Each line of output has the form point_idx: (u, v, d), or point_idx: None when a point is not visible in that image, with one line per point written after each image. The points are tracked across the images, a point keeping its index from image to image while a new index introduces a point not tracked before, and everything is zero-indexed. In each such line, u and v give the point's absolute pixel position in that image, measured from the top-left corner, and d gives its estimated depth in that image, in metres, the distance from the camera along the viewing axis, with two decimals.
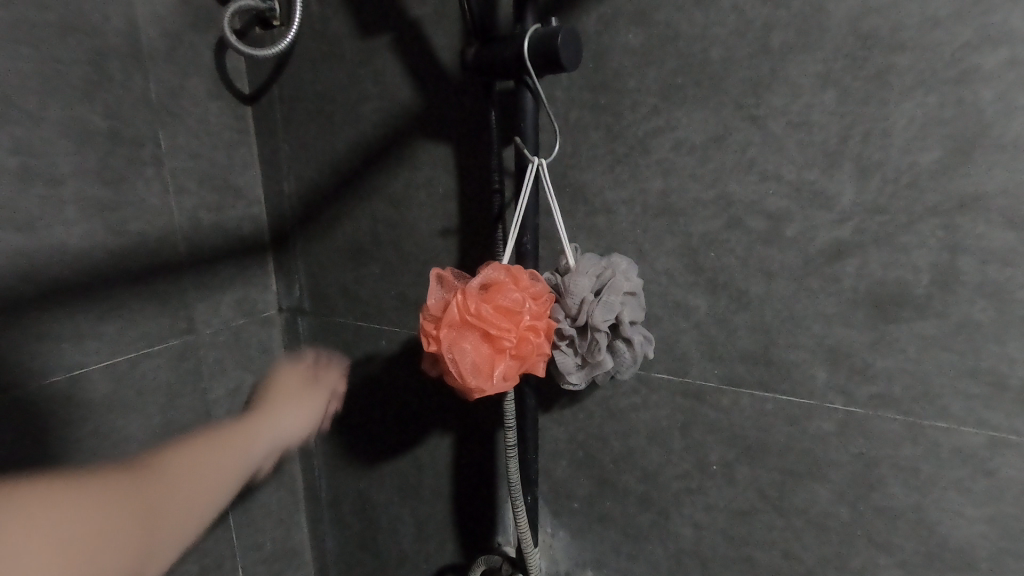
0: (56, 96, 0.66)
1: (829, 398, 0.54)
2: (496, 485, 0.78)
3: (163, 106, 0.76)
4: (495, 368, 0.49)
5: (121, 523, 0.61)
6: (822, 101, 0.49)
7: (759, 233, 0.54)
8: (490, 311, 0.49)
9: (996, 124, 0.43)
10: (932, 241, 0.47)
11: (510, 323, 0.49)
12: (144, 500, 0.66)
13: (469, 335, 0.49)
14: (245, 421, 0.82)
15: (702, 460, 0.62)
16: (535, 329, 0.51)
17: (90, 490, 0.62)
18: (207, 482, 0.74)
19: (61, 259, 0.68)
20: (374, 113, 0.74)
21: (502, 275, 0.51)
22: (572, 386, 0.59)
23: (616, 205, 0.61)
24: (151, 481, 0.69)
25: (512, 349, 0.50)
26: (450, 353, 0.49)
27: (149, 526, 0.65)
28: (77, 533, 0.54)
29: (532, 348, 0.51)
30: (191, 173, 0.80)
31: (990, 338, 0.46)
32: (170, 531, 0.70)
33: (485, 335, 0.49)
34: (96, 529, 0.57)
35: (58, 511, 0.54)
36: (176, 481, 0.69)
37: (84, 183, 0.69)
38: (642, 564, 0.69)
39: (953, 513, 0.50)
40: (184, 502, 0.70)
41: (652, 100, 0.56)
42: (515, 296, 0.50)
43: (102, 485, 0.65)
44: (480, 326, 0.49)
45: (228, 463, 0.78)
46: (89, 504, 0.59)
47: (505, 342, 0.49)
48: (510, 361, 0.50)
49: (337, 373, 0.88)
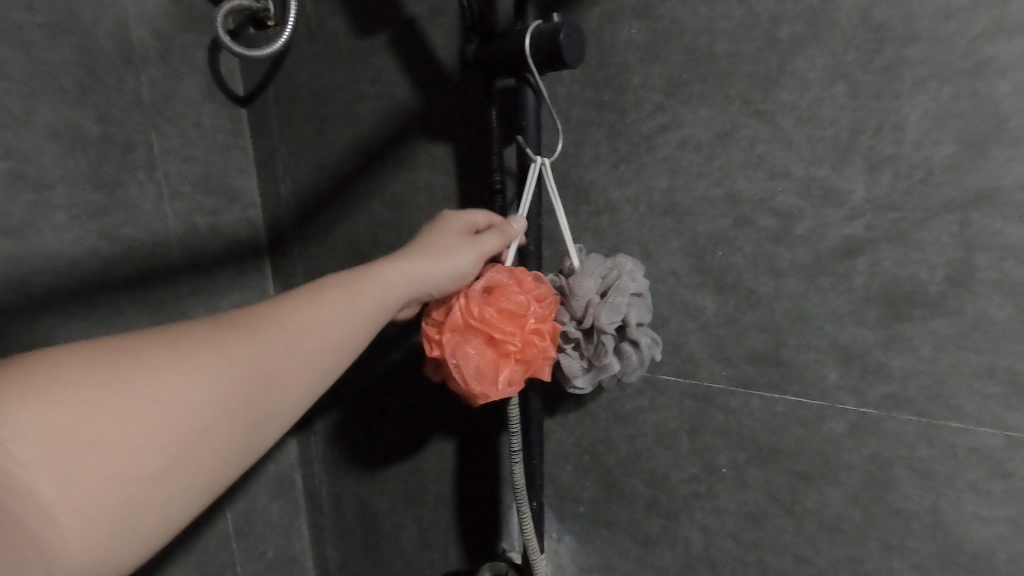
0: (45, 99, 0.64)
1: (841, 399, 0.53)
2: (501, 490, 0.76)
3: (155, 109, 0.74)
4: (500, 373, 0.49)
5: (236, 393, 0.38)
6: (832, 95, 0.48)
7: (768, 231, 0.53)
8: (494, 314, 0.49)
9: (1013, 117, 0.42)
10: (947, 237, 0.46)
11: (515, 326, 0.49)
12: (289, 350, 0.41)
13: (472, 339, 0.48)
14: (417, 245, 0.49)
15: (711, 463, 0.60)
16: (541, 333, 0.50)
17: (214, 331, 0.39)
18: (354, 330, 0.44)
19: (53, 266, 0.66)
20: (371, 113, 0.73)
21: (506, 278, 0.50)
22: (578, 391, 0.58)
23: (620, 204, 0.59)
24: (271, 316, 0.41)
25: (516, 353, 0.49)
26: (454, 357, 0.48)
27: (282, 393, 0.41)
28: (211, 394, 0.37)
29: (537, 352, 0.50)
30: (185, 177, 0.78)
31: (1007, 336, 0.45)
32: (310, 392, 0.43)
33: (488, 339, 0.49)
34: (213, 407, 0.37)
35: (173, 383, 0.36)
36: (324, 337, 0.43)
37: (76, 188, 0.67)
38: (650, 569, 0.68)
39: (970, 515, 0.49)
40: (314, 352, 0.42)
41: (657, 97, 0.55)
42: (519, 299, 0.49)
43: (235, 320, 0.41)
44: (483, 330, 0.48)
45: (389, 283, 0.46)
46: (210, 360, 0.38)
47: (509, 346, 0.48)
48: (515, 365, 0.49)
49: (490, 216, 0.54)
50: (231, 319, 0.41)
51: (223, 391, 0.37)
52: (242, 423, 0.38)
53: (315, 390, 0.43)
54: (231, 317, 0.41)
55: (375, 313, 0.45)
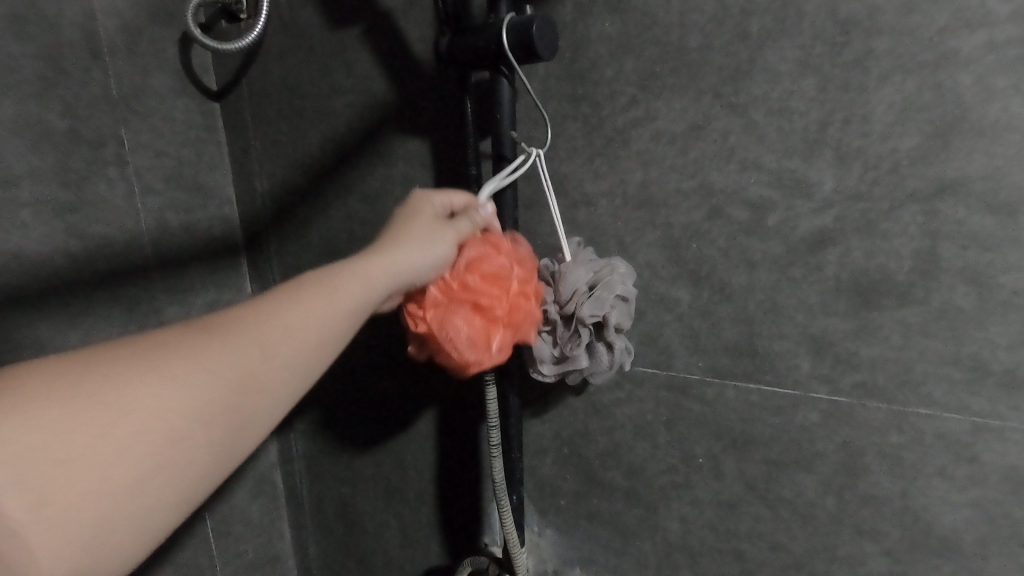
0: (8, 94, 0.63)
1: (813, 387, 0.53)
2: (482, 486, 0.76)
3: (124, 104, 0.73)
4: (492, 340, 0.49)
5: (216, 404, 0.34)
6: (801, 88, 0.48)
7: (741, 223, 0.53)
8: (478, 280, 0.48)
9: (975, 109, 0.43)
10: (913, 227, 0.47)
11: (500, 291, 0.49)
12: (270, 354, 0.37)
13: (459, 310, 0.48)
14: (398, 229, 0.46)
15: (688, 453, 0.61)
16: (525, 295, 0.50)
17: (187, 335, 0.35)
18: (344, 326, 0.40)
19: (19, 265, 0.65)
20: (347, 107, 0.72)
21: (483, 243, 0.50)
22: (540, 376, 0.59)
23: (596, 198, 0.60)
24: (251, 314, 0.37)
25: (504, 317, 0.49)
26: (442, 329, 0.48)
27: (267, 397, 0.37)
28: (185, 403, 0.33)
29: (524, 314, 0.50)
30: (157, 173, 0.77)
31: (971, 324, 0.46)
32: (300, 392, 0.39)
33: (475, 306, 0.48)
34: (188, 419, 0.33)
35: (139, 399, 0.32)
36: (311, 335, 0.38)
37: (42, 185, 0.66)
38: (630, 561, 0.68)
39: (938, 499, 0.50)
40: (302, 353, 0.38)
41: (631, 90, 0.55)
42: (500, 262, 0.49)
43: (210, 322, 0.37)
44: (469, 298, 0.48)
45: (379, 273, 0.42)
46: (184, 368, 0.34)
47: (497, 311, 0.48)
48: (505, 331, 0.49)
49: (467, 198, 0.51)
50: (204, 320, 0.37)
51: (199, 402, 0.34)
52: (223, 432, 0.35)
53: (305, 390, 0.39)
54: (206, 318, 0.37)
55: (366, 305, 0.41)
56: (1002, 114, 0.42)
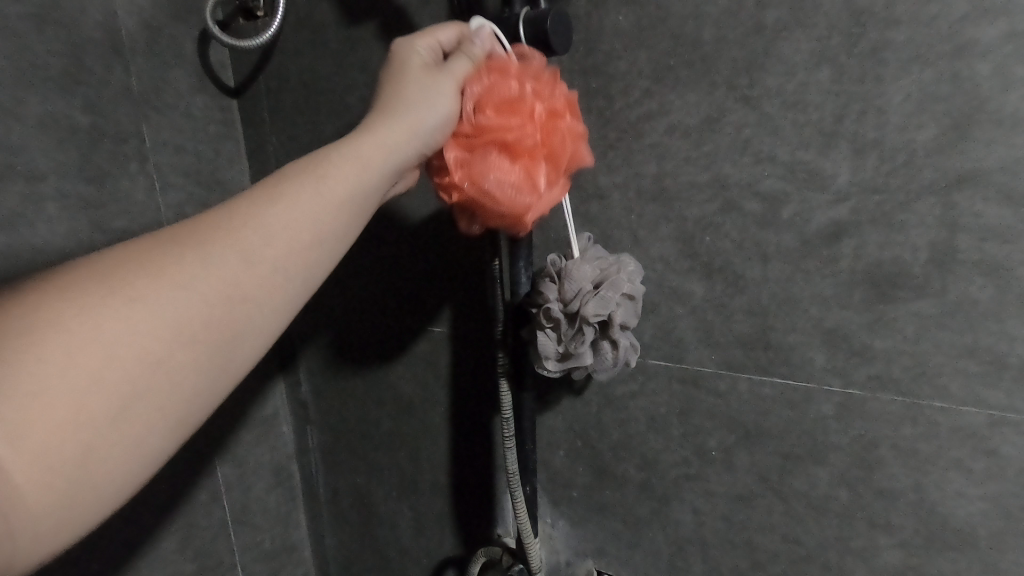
0: (34, 91, 0.64)
1: (827, 380, 0.53)
2: (495, 477, 0.77)
3: (145, 100, 0.74)
4: (534, 174, 0.47)
5: (203, 319, 0.35)
6: (816, 80, 0.48)
7: (755, 216, 0.53)
8: (493, 116, 0.46)
9: (993, 99, 0.43)
10: (929, 219, 0.46)
11: (521, 117, 0.47)
12: (252, 262, 0.37)
13: (487, 152, 0.47)
14: (382, 108, 0.45)
15: (701, 446, 0.61)
16: (549, 115, 0.48)
17: (162, 252, 0.35)
18: (331, 231, 0.40)
19: (46, 258, 0.66)
20: (362, 102, 0.73)
21: (487, 77, 0.47)
22: (545, 372, 0.58)
23: (609, 190, 0.60)
24: (228, 225, 0.37)
25: (536, 146, 0.47)
26: (479, 180, 0.47)
27: (258, 309, 0.37)
28: (158, 321, 0.33)
29: (556, 138, 0.48)
30: (177, 168, 0.78)
31: (988, 316, 0.46)
32: (291, 305, 0.39)
33: (501, 145, 0.47)
34: (173, 337, 0.33)
35: (120, 321, 0.32)
36: (296, 240, 0.38)
37: (67, 180, 0.67)
38: (643, 552, 0.69)
39: (953, 492, 0.50)
40: (287, 261, 0.38)
41: (644, 83, 0.56)
42: (513, 86, 0.47)
43: (186, 235, 0.36)
44: (491, 135, 0.46)
45: (361, 174, 0.42)
46: (160, 285, 0.34)
47: (524, 138, 0.46)
48: (542, 161, 0.48)
49: (460, 32, 0.50)
50: (179, 233, 0.36)
51: (184, 316, 0.34)
52: (212, 349, 0.35)
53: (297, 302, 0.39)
54: (182, 232, 0.37)
55: (353, 209, 0.41)
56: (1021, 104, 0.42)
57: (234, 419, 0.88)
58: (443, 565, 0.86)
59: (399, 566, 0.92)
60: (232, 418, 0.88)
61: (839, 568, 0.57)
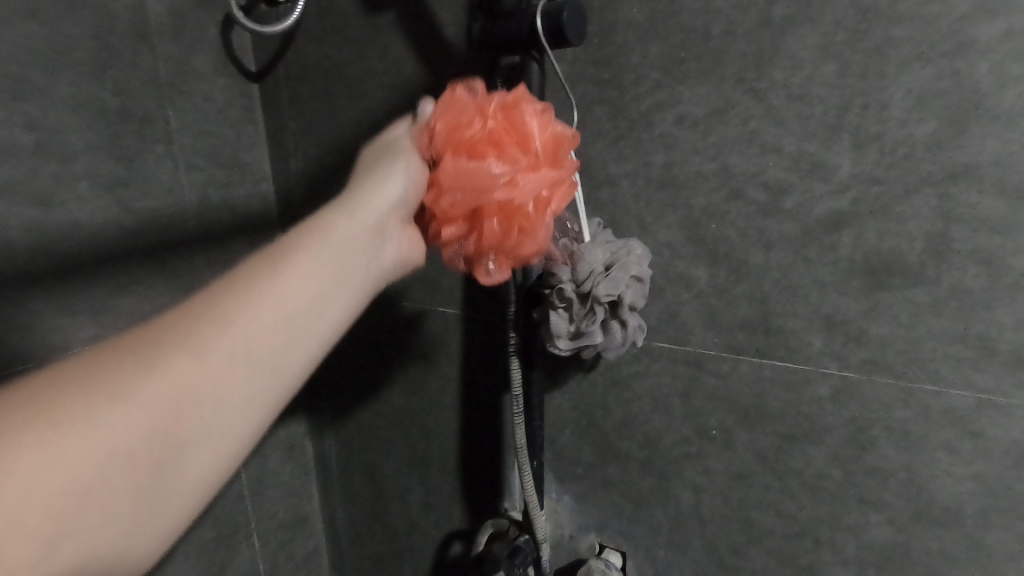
0: (67, 73, 0.67)
1: (824, 363, 0.56)
2: (503, 453, 0.80)
3: (170, 83, 0.77)
4: (507, 156, 0.48)
5: (153, 426, 0.34)
6: (822, 74, 0.50)
7: (760, 205, 0.55)
8: (444, 134, 0.49)
9: (990, 95, 0.44)
10: (926, 210, 0.49)
11: (472, 120, 0.49)
12: (205, 359, 0.36)
13: (453, 158, 0.48)
14: (340, 199, 0.48)
15: (702, 425, 0.64)
16: (504, 103, 0.50)
17: (103, 362, 0.34)
18: (292, 314, 0.40)
19: (78, 234, 0.69)
20: (380, 89, 0.75)
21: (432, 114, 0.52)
22: (556, 350, 0.62)
23: (619, 178, 0.62)
24: (182, 325, 0.37)
25: (496, 134, 0.48)
26: (454, 184, 0.48)
27: (216, 407, 0.37)
28: (107, 444, 0.32)
29: (516, 116, 0.49)
30: (200, 150, 0.81)
31: (979, 304, 0.48)
32: (256, 398, 0.39)
33: (465, 152, 0.49)
34: (118, 448, 0.33)
35: (61, 443, 0.31)
36: (256, 327, 0.39)
37: (97, 160, 0.70)
38: (644, 527, 0.72)
39: (942, 472, 0.53)
40: (247, 363, 0.38)
41: (656, 75, 0.58)
42: (455, 104, 0.51)
43: (130, 340, 0.36)
44: (451, 144, 0.49)
45: (319, 258, 0.43)
46: (111, 402, 0.33)
47: (480, 130, 0.48)
48: (511, 141, 0.48)
49: (407, 116, 0.55)
50: (120, 341, 0.36)
51: (128, 427, 0.33)
52: (166, 463, 0.35)
53: (261, 394, 0.39)
54: (125, 337, 0.36)
55: (314, 293, 0.42)
56: (1017, 101, 0.44)
57: None
58: (451, 538, 0.90)
59: (408, 538, 0.95)
60: None
61: (831, 544, 0.60)
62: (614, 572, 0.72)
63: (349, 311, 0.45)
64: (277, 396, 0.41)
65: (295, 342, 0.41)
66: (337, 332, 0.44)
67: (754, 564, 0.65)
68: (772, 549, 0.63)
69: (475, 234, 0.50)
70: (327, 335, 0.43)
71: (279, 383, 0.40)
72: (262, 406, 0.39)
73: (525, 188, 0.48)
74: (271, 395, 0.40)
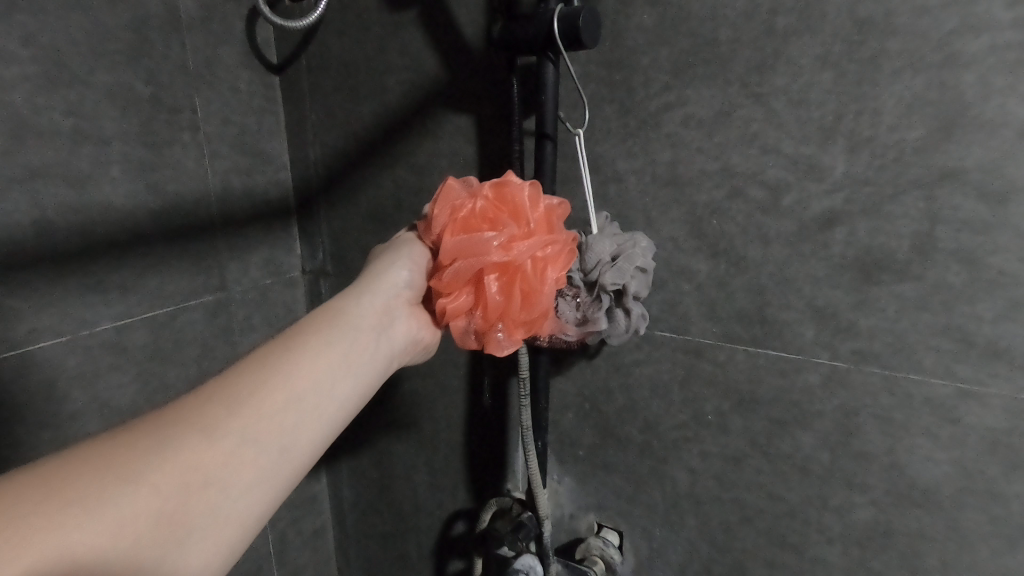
0: (103, 61, 0.70)
1: (816, 352, 0.59)
2: (507, 436, 0.84)
3: (198, 73, 0.80)
4: (501, 225, 0.52)
5: (161, 506, 0.36)
6: (820, 81, 0.54)
7: (759, 202, 0.59)
8: (444, 214, 0.54)
9: (975, 105, 0.48)
10: (913, 211, 0.52)
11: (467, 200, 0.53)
12: (217, 439, 0.38)
13: (451, 236, 0.52)
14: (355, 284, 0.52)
15: (699, 410, 0.68)
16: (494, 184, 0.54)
17: (132, 433, 0.37)
18: (301, 394, 0.43)
19: (109, 216, 0.73)
20: (399, 85, 0.79)
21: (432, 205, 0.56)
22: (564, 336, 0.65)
23: (626, 175, 0.66)
24: (197, 408, 0.39)
25: (490, 210, 0.53)
26: (453, 257, 0.51)
27: (223, 491, 0.38)
28: (126, 511, 0.34)
29: (508, 190, 0.53)
30: (224, 138, 0.84)
31: (960, 299, 0.52)
32: (262, 483, 0.40)
33: (463, 228, 0.52)
34: (126, 528, 0.34)
35: (86, 511, 0.33)
36: (267, 408, 0.41)
37: (129, 145, 0.73)
38: (641, 507, 0.75)
39: (923, 456, 0.56)
40: (261, 436, 0.40)
41: (664, 77, 0.61)
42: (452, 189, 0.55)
43: (148, 421, 0.38)
44: (450, 223, 0.53)
45: (328, 342, 0.46)
46: (134, 472, 0.35)
47: (475, 208, 0.53)
48: (503, 216, 0.52)
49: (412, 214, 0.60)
50: (138, 422, 0.38)
51: (137, 506, 0.35)
52: (179, 535, 0.36)
53: (268, 479, 0.41)
54: (144, 418, 0.39)
55: (321, 375, 0.44)
56: (999, 110, 0.47)
57: None
58: (455, 517, 0.94)
59: (413, 517, 0.99)
60: None
61: (818, 524, 0.64)
62: (611, 549, 0.77)
63: (356, 395, 0.47)
64: (283, 482, 0.42)
65: (303, 424, 0.43)
66: (342, 416, 0.46)
67: (745, 543, 0.69)
68: (762, 529, 0.67)
69: (478, 301, 0.52)
70: (336, 414, 0.45)
71: (286, 469, 0.42)
72: (268, 492, 0.41)
73: (520, 249, 0.51)
74: (276, 481, 0.41)
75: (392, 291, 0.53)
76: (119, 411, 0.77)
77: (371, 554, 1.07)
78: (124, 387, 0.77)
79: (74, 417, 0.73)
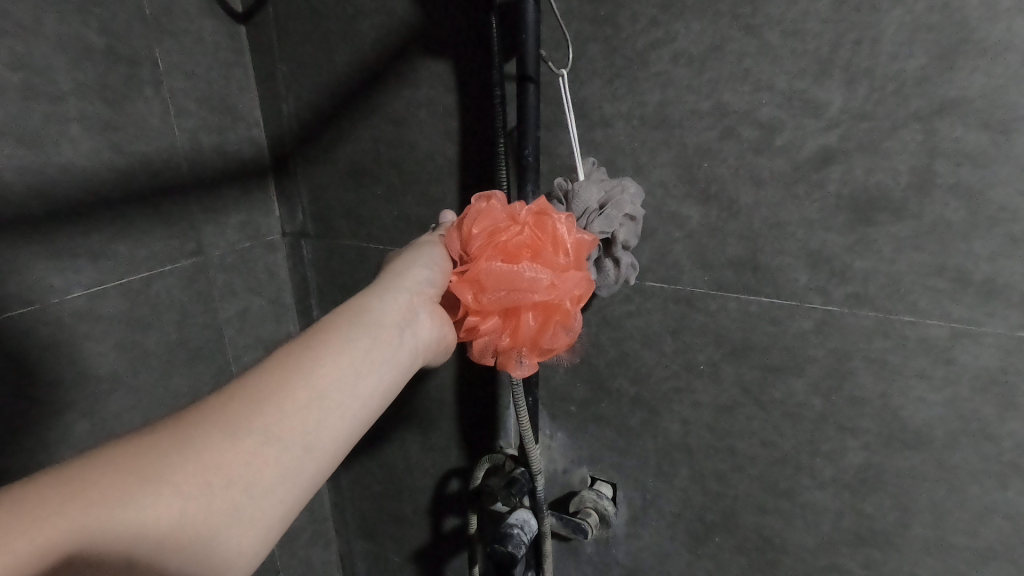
0: (50, 9, 0.65)
1: (808, 298, 0.58)
2: (499, 393, 0.83)
3: (156, 22, 0.75)
4: (544, 257, 0.51)
5: (184, 507, 0.35)
6: (816, 8, 0.50)
7: (752, 142, 0.56)
8: (479, 236, 0.52)
9: (980, 29, 0.45)
10: (912, 144, 0.50)
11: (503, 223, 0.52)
12: (239, 440, 0.38)
13: (489, 262, 0.50)
14: (376, 280, 0.50)
15: (691, 360, 0.67)
16: (529, 211, 0.52)
17: (158, 430, 0.37)
18: (322, 394, 0.42)
19: (72, 177, 0.69)
20: (372, 29, 0.74)
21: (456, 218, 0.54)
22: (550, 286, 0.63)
23: (614, 118, 0.63)
24: (220, 407, 0.38)
25: (533, 239, 0.51)
26: (495, 286, 0.50)
27: (247, 492, 0.37)
28: (151, 509, 0.34)
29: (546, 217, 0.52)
30: (189, 94, 0.80)
31: (959, 237, 0.50)
32: (286, 482, 0.39)
33: (501, 250, 0.51)
34: (148, 528, 0.34)
35: (113, 506, 0.33)
36: (287, 407, 0.40)
37: (87, 101, 0.69)
38: (633, 459, 0.75)
39: (916, 398, 0.56)
40: (285, 433, 0.39)
41: (653, 11, 0.57)
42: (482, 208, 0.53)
43: (174, 420, 0.38)
44: (488, 247, 0.51)
45: (347, 341, 0.44)
46: (158, 468, 0.35)
47: (517, 236, 0.51)
48: (545, 245, 0.51)
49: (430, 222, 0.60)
50: (164, 420, 0.38)
51: (159, 506, 0.34)
52: (206, 530, 0.36)
53: (292, 479, 0.40)
54: (172, 417, 0.38)
55: (342, 373, 0.43)
56: (1005, 34, 0.45)
57: (251, 338, 0.94)
58: (449, 475, 0.94)
59: (408, 478, 0.99)
60: (248, 337, 0.93)
61: (810, 469, 0.64)
62: (605, 501, 0.77)
63: (380, 390, 0.46)
64: (306, 482, 0.41)
65: (326, 421, 0.42)
66: (367, 411, 0.45)
67: (737, 491, 0.69)
68: (754, 476, 0.67)
69: (511, 329, 0.53)
70: (360, 411, 0.44)
71: (312, 465, 0.41)
72: (293, 490, 0.40)
73: (565, 287, 0.51)
74: (298, 480, 0.40)
75: (415, 287, 0.51)
76: (100, 379, 0.75)
77: (368, 516, 1.08)
78: (103, 355, 0.75)
79: (55, 387, 0.71)
